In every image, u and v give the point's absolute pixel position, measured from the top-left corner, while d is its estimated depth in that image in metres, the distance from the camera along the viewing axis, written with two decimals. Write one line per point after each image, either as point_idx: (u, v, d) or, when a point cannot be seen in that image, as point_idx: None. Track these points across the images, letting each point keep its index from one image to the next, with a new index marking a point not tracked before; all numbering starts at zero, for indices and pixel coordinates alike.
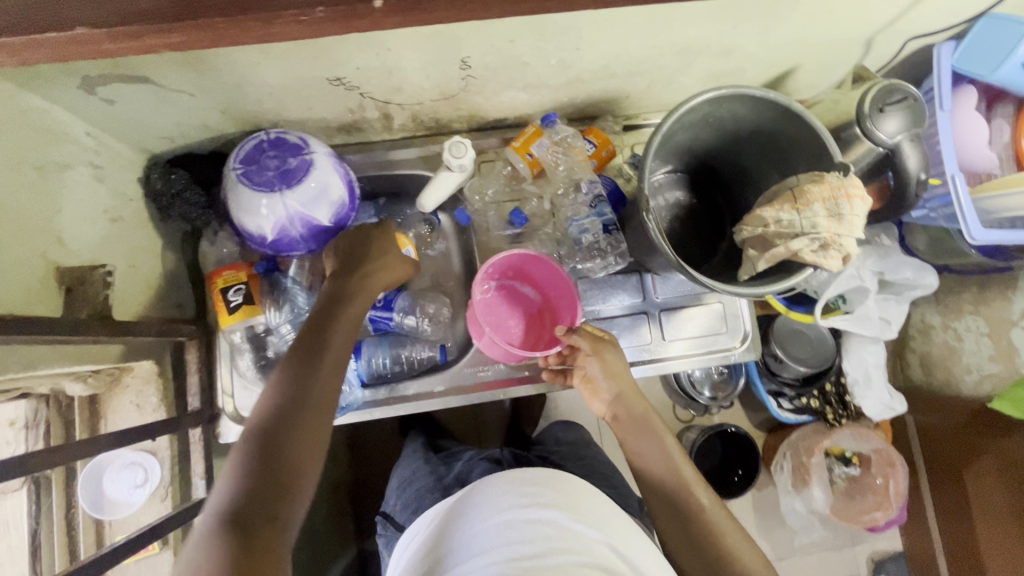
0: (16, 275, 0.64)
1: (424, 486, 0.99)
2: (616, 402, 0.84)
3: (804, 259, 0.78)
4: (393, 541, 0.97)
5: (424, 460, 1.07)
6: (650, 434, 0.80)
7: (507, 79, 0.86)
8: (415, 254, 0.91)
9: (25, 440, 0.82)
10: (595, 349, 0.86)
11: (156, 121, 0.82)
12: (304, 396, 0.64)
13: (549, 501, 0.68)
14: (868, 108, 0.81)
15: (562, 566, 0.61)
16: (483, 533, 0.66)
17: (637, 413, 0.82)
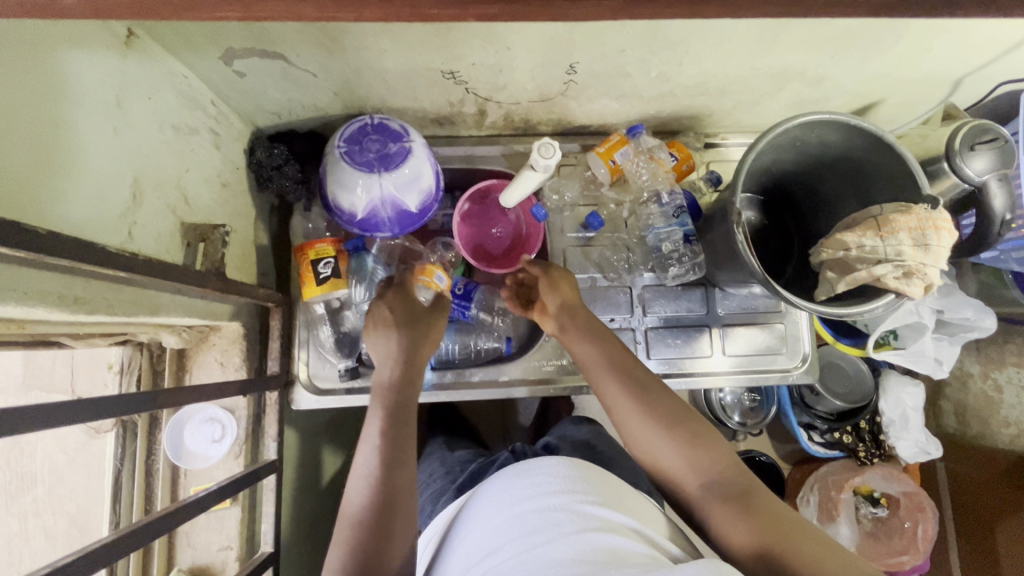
0: (155, 227, 0.69)
1: (439, 488, 1.02)
2: (562, 313, 0.87)
3: (886, 285, 0.80)
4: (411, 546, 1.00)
5: (441, 461, 1.10)
6: (611, 373, 0.79)
7: (605, 87, 0.90)
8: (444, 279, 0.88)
9: (118, 385, 0.86)
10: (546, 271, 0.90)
11: (273, 96, 0.87)
12: (400, 412, 0.77)
13: (555, 488, 0.65)
14: (959, 145, 0.83)
15: (580, 546, 0.57)
16: (499, 520, 0.64)
17: (584, 323, 0.85)
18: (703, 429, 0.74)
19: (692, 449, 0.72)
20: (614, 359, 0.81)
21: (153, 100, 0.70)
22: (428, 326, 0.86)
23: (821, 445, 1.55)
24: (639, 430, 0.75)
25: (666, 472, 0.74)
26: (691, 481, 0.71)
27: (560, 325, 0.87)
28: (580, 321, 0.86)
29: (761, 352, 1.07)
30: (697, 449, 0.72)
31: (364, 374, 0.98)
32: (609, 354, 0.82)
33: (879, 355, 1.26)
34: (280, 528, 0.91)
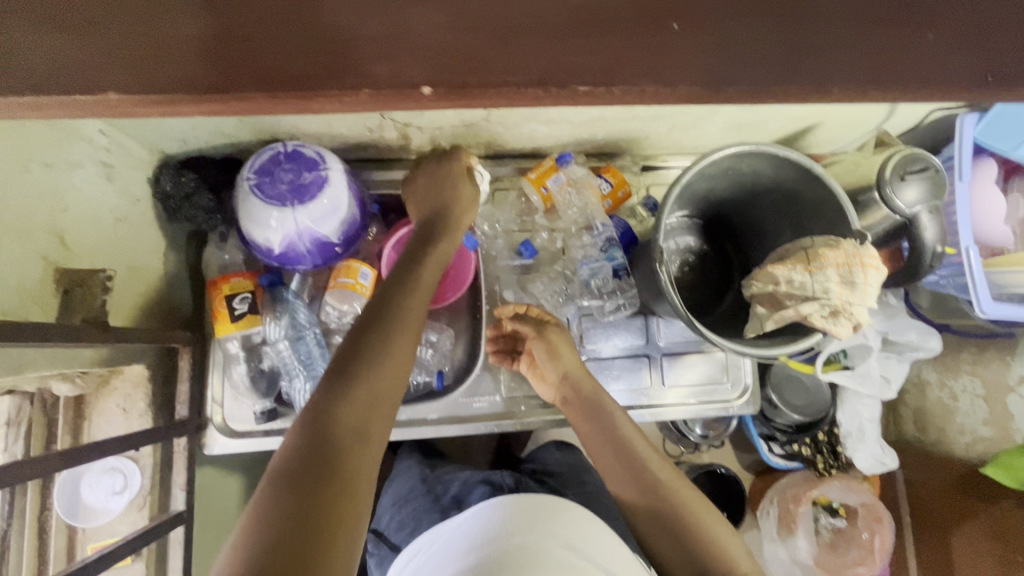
0: (14, 276, 0.62)
1: (422, 506, 0.90)
2: (563, 384, 0.86)
3: (812, 324, 0.77)
4: (386, 562, 0.89)
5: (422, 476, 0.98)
6: (607, 445, 0.78)
7: (530, 112, 0.86)
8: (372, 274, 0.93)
9: (4, 438, 0.80)
10: (537, 332, 0.90)
11: (172, 125, 0.81)
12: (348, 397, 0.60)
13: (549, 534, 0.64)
14: (891, 175, 0.80)
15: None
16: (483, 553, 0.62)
17: (586, 393, 0.84)
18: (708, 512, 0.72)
19: (686, 529, 0.70)
20: (612, 423, 0.80)
21: (18, 136, 0.63)
22: (415, 276, 0.72)
23: (781, 457, 1.52)
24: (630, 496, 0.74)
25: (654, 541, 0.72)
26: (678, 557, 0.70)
27: (561, 394, 0.86)
28: (582, 388, 0.84)
29: (703, 382, 1.04)
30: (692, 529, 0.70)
31: (283, 414, 0.93)
32: (610, 416, 0.81)
33: (828, 376, 1.22)
34: None
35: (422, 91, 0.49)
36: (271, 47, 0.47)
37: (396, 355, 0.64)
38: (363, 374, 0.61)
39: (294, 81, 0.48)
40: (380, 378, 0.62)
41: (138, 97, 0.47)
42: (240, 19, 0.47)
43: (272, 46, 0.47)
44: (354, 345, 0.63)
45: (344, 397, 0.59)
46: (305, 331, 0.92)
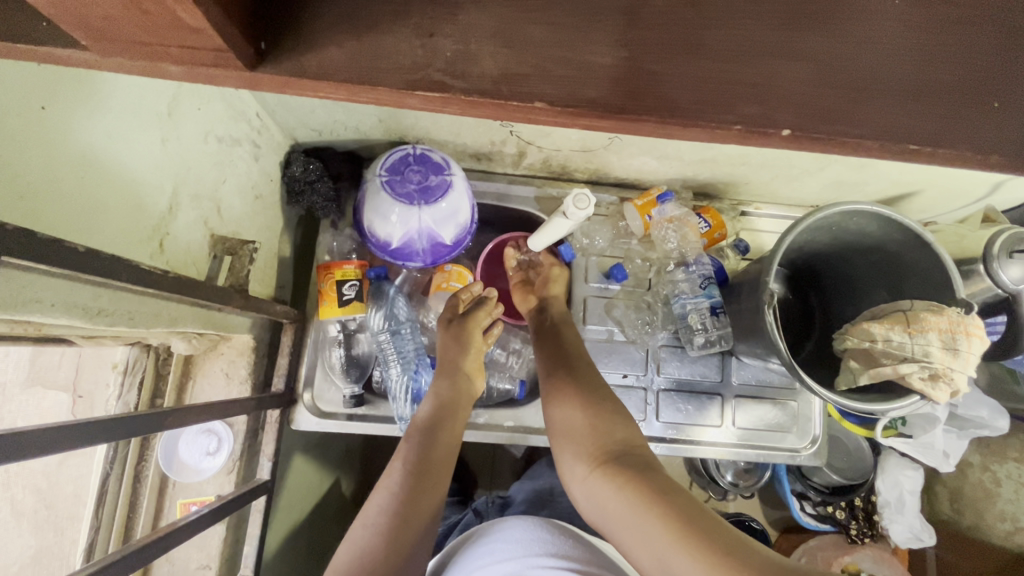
0: (186, 236, 0.68)
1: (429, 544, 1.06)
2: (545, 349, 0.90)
3: (909, 384, 0.78)
4: None
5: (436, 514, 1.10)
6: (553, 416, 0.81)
7: (649, 146, 0.90)
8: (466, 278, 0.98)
9: (121, 385, 0.84)
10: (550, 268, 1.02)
11: (318, 115, 0.87)
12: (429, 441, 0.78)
13: (510, 554, 0.73)
14: (998, 250, 0.82)
15: None
16: None
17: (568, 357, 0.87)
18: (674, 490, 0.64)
19: (611, 475, 0.69)
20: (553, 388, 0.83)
21: (203, 109, 0.69)
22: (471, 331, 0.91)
23: (812, 517, 1.48)
24: (570, 454, 0.75)
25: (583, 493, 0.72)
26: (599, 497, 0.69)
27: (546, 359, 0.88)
28: (562, 356, 0.88)
29: (770, 428, 1.05)
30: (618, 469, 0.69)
31: (368, 401, 0.96)
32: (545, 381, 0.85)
33: (887, 441, 1.22)
34: (262, 552, 0.87)
35: (637, 120, 0.49)
36: (684, 86, 0.49)
37: (442, 474, 0.76)
38: (422, 483, 0.73)
39: (681, 113, 0.49)
40: (450, 427, 0.81)
41: (564, 110, 0.49)
42: (652, 57, 0.49)
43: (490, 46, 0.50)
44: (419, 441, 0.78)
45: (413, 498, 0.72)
46: (403, 325, 0.96)
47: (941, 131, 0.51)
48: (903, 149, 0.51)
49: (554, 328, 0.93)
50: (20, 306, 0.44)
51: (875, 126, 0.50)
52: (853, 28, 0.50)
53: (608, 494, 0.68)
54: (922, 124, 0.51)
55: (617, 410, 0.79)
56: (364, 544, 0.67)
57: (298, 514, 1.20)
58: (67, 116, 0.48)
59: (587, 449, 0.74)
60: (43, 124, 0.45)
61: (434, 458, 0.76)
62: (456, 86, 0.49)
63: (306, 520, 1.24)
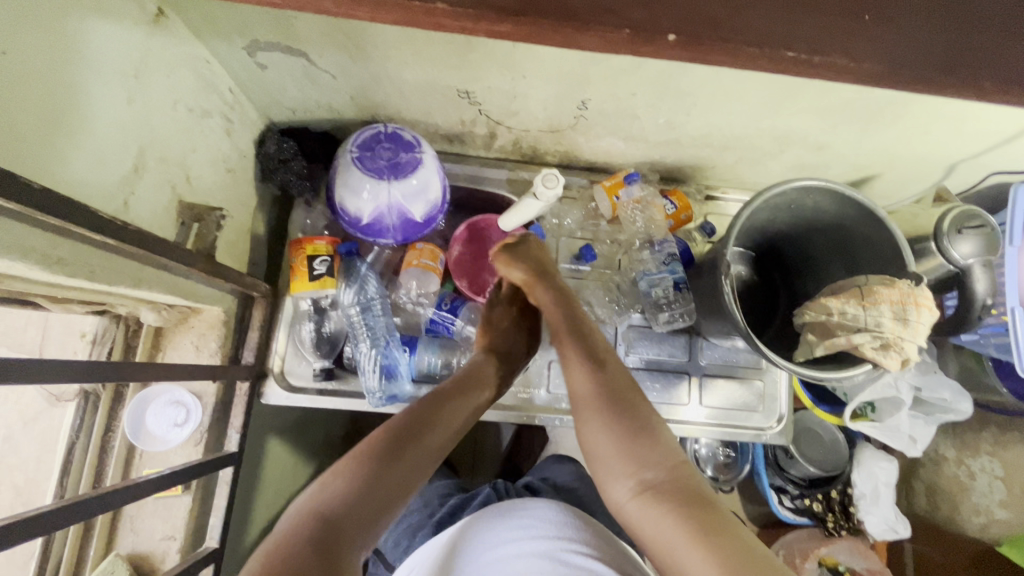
0: (152, 198, 0.69)
1: (415, 521, 1.03)
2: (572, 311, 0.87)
3: (862, 354, 0.81)
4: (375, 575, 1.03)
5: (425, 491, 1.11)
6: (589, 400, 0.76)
7: (614, 126, 0.92)
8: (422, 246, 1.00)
9: (89, 354, 0.84)
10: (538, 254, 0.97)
11: (291, 92, 0.89)
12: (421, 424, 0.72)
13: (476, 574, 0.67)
14: (947, 227, 0.85)
15: None
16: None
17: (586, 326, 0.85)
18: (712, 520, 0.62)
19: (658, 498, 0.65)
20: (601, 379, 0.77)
21: (171, 76, 0.70)
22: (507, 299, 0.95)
23: (791, 510, 1.50)
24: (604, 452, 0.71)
25: (610, 487, 0.70)
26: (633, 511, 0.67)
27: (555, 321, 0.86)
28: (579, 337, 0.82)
29: (738, 408, 1.07)
30: (662, 492, 0.66)
31: (338, 377, 0.97)
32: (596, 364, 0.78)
33: (855, 425, 1.25)
34: (229, 523, 0.88)
35: None
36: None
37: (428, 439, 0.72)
38: (401, 461, 0.67)
39: (577, 17, 0.53)
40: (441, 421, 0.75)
41: (466, 12, 0.52)
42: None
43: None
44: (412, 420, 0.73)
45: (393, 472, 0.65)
46: (374, 301, 0.97)
47: (850, 46, 0.54)
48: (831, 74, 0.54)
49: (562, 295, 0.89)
50: None
51: None
52: None
53: (653, 515, 0.64)
54: (823, 34, 0.54)
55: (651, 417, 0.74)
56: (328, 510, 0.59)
57: (273, 497, 1.20)
58: (25, 61, 0.49)
59: (623, 463, 0.70)
60: (4, 68, 0.47)
61: (412, 456, 0.68)
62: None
63: (282, 503, 1.24)
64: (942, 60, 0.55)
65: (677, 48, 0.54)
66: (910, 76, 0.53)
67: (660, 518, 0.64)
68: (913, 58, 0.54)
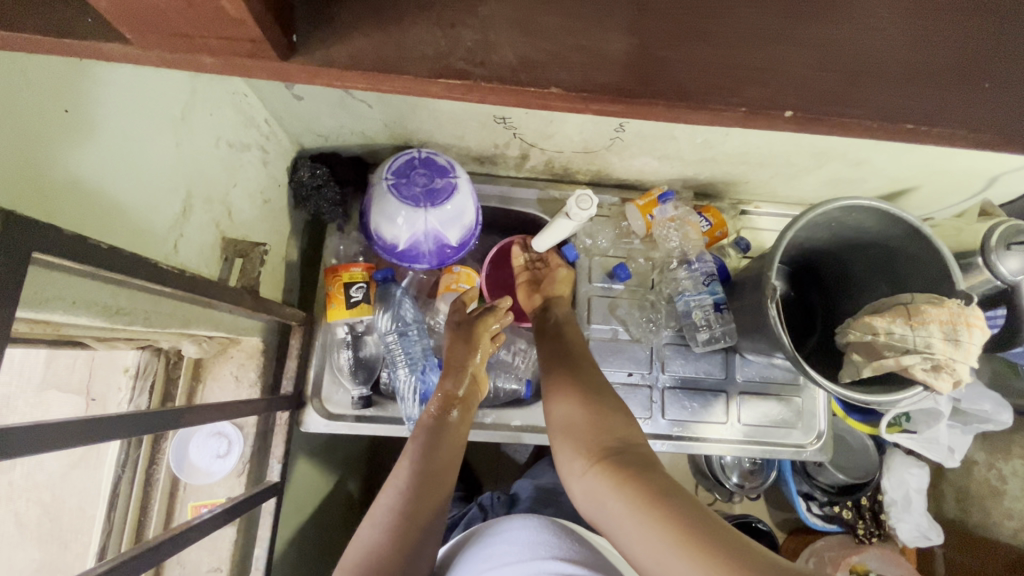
0: (198, 238, 0.69)
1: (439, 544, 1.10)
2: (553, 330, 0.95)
3: (913, 376, 0.79)
4: None
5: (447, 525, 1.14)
6: (572, 430, 0.78)
7: (649, 146, 0.91)
8: (459, 270, 0.99)
9: (132, 389, 0.84)
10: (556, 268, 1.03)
11: (325, 121, 0.89)
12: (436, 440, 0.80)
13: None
14: (995, 242, 0.84)
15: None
16: None
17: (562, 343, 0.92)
18: (667, 486, 0.65)
19: (609, 471, 0.69)
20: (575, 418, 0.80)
21: (213, 115, 0.70)
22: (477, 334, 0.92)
23: (819, 518, 1.47)
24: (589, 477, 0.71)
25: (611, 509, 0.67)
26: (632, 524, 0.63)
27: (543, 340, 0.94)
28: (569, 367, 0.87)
29: (775, 424, 1.06)
30: (615, 464, 0.70)
31: (376, 403, 0.97)
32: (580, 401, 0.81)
33: (891, 437, 1.23)
34: (273, 554, 0.88)
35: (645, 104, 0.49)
36: (692, 71, 0.49)
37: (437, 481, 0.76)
38: (429, 480, 0.75)
39: (691, 96, 0.49)
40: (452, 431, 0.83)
41: (577, 97, 0.49)
42: (664, 43, 0.49)
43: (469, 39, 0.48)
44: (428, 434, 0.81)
45: (419, 493, 0.73)
46: (410, 327, 0.97)
47: None
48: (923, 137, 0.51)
49: (557, 328, 0.95)
50: (43, 303, 0.45)
51: (883, 106, 0.50)
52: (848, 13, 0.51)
53: (607, 490, 0.68)
54: (920, 101, 0.51)
55: (619, 407, 0.79)
56: (371, 541, 0.68)
57: (304, 519, 1.20)
58: (88, 119, 0.49)
59: (598, 462, 0.72)
60: (66, 127, 0.47)
61: (434, 472, 0.76)
62: (479, 74, 0.49)
63: (313, 524, 1.24)
64: (1009, 88, 0.53)
65: (797, 125, 0.50)
66: (980, 102, 0.51)
67: (632, 513, 0.63)
68: (1006, 110, 0.51)
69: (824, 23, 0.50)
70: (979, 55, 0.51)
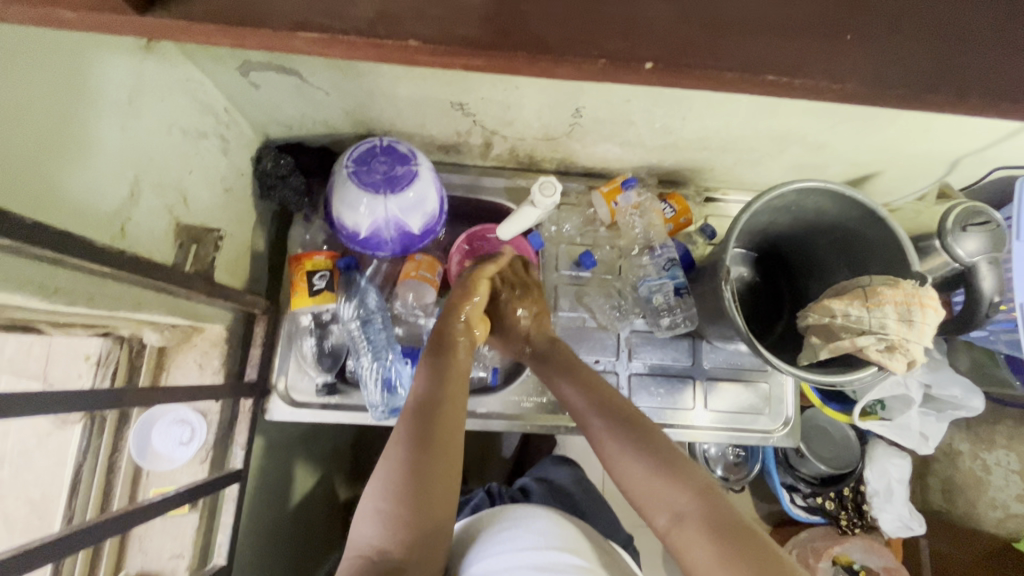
0: (151, 224, 0.70)
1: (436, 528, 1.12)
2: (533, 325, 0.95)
3: (868, 357, 0.80)
4: None
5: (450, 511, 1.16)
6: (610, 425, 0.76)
7: (609, 132, 0.92)
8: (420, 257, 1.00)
9: (94, 376, 0.85)
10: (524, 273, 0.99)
11: (286, 110, 0.89)
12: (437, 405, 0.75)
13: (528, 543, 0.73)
14: (951, 224, 0.84)
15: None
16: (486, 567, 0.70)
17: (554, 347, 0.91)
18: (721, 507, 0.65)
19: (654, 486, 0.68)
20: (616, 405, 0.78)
21: (165, 101, 0.71)
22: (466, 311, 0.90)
23: (802, 509, 1.47)
24: (631, 475, 0.71)
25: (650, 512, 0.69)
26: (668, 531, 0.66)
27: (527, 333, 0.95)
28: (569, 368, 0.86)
29: (743, 410, 1.06)
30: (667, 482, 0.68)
31: (341, 391, 0.97)
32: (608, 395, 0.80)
33: (864, 425, 1.23)
34: (236, 541, 0.88)
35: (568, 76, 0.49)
36: (552, 22, 0.52)
37: (439, 487, 0.70)
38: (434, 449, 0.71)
39: (554, 50, 0.51)
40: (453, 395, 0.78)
41: (435, 49, 0.51)
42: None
43: (408, 28, 0.51)
44: (425, 401, 0.76)
45: (428, 465, 0.69)
46: (374, 314, 0.97)
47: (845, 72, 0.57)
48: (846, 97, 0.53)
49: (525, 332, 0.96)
50: None
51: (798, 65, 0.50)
52: None
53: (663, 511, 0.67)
54: (815, 62, 0.52)
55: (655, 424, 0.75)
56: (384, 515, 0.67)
57: (282, 510, 1.20)
58: (22, 98, 0.50)
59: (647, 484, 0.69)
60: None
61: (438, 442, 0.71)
62: (335, 26, 0.51)
63: (292, 515, 1.24)
64: (934, 64, 0.53)
65: (657, 77, 0.52)
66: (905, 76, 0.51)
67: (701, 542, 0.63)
68: (911, 74, 0.53)
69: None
70: (892, 22, 0.54)
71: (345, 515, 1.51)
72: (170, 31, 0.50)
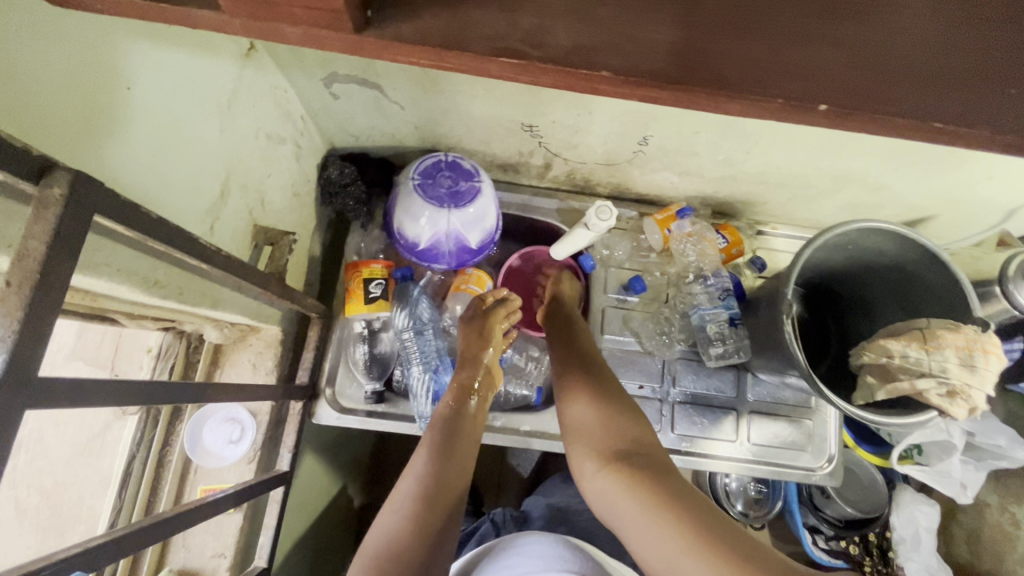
0: (233, 223, 0.72)
1: None
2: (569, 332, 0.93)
3: (927, 400, 0.79)
4: None
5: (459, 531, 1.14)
6: (587, 424, 0.76)
7: (671, 161, 0.93)
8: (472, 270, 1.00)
9: (152, 370, 0.85)
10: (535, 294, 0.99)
11: (358, 121, 0.92)
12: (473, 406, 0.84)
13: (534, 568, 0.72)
14: (1012, 272, 0.85)
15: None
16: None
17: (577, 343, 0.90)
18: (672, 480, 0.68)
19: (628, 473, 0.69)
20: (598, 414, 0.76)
21: (256, 107, 0.74)
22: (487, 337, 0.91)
23: (824, 551, 1.41)
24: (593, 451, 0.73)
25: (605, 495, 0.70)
26: (617, 509, 0.67)
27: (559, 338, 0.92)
28: (585, 369, 0.83)
29: (785, 446, 1.05)
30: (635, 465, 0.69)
31: (388, 399, 0.98)
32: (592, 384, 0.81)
33: (902, 468, 1.21)
34: (277, 544, 0.88)
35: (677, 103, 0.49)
36: (739, 62, 0.51)
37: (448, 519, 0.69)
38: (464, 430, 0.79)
39: (737, 86, 0.51)
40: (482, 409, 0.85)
41: (628, 81, 0.51)
42: (711, 32, 0.52)
43: (604, 61, 0.51)
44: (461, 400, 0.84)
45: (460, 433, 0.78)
46: (427, 327, 0.99)
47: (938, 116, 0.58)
48: (932, 130, 0.51)
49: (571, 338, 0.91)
50: (91, 267, 0.47)
51: (895, 98, 0.51)
52: (881, 25, 0.52)
53: (620, 493, 0.67)
54: (921, 98, 0.52)
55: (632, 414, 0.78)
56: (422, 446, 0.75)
57: (306, 518, 1.18)
58: (146, 98, 0.52)
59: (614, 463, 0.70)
60: (127, 102, 0.50)
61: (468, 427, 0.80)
62: (535, 55, 0.51)
63: (316, 524, 1.23)
64: None
65: (834, 120, 0.51)
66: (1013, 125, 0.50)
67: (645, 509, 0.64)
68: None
69: (852, 18, 0.53)
70: (1000, 58, 0.53)
71: (358, 526, 1.49)
72: (375, 45, 0.51)
